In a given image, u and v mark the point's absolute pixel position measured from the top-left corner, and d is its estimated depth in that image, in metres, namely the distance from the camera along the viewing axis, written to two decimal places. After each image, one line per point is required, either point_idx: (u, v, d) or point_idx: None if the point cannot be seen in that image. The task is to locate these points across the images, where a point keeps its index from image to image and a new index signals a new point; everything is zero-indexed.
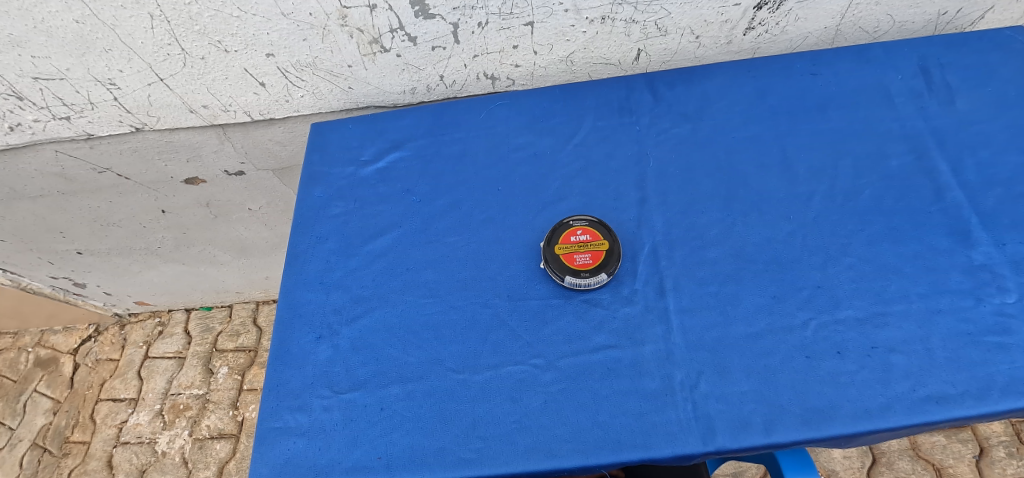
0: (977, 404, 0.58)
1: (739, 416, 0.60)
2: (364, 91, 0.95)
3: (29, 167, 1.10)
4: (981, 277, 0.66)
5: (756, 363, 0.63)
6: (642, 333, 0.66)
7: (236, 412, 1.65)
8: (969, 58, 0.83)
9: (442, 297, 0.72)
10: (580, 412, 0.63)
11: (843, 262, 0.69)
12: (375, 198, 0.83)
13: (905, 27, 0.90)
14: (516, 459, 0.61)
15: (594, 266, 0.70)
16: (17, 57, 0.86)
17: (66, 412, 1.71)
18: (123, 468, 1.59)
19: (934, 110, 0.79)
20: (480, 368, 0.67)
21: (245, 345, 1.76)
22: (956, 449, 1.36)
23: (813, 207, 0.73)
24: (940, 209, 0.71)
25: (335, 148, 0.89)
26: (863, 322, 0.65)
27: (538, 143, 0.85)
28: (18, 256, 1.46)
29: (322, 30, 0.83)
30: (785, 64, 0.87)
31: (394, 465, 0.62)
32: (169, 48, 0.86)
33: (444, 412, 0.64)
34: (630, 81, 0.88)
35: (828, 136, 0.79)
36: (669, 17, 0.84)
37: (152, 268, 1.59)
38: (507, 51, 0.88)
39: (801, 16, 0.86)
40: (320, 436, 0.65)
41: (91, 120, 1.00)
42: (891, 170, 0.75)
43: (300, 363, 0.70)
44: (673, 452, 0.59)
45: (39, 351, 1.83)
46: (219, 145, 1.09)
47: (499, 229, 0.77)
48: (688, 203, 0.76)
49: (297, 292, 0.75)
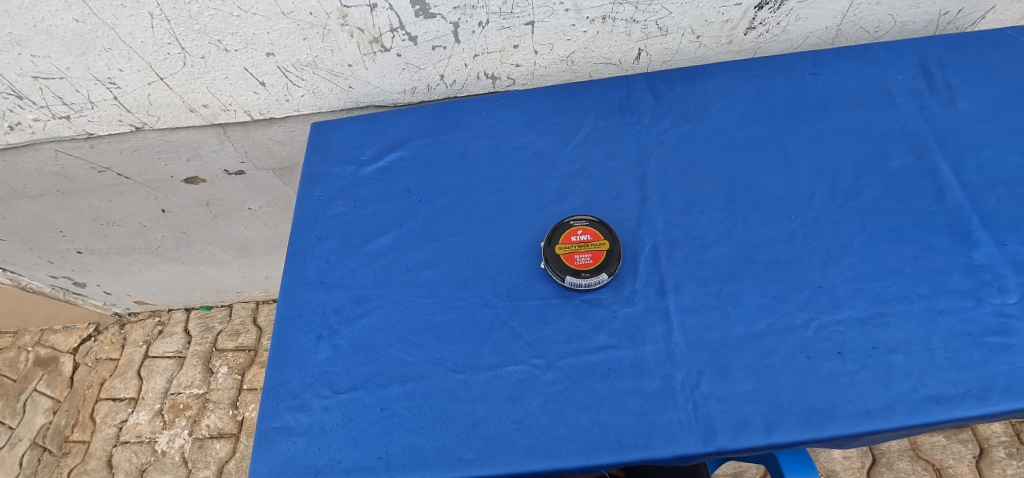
0: (977, 404, 0.58)
1: (739, 417, 0.60)
2: (364, 90, 0.95)
3: (29, 166, 1.10)
4: (982, 277, 0.66)
5: (757, 363, 0.63)
6: (642, 333, 0.66)
7: (236, 411, 1.65)
8: (970, 59, 0.83)
9: (442, 297, 0.72)
10: (580, 412, 0.63)
11: (844, 263, 0.69)
12: (375, 198, 0.82)
13: (906, 27, 0.90)
14: (516, 459, 0.61)
15: (595, 266, 0.70)
16: (17, 56, 0.85)
17: (66, 411, 1.71)
18: (123, 468, 1.59)
19: (935, 110, 0.79)
20: (480, 368, 0.66)
21: (245, 345, 1.76)
22: (956, 450, 1.36)
23: (813, 207, 0.73)
24: (940, 210, 0.71)
25: (335, 148, 0.88)
26: (864, 322, 0.64)
27: (538, 142, 0.84)
28: (17, 255, 1.46)
29: (322, 29, 0.83)
30: (785, 64, 0.87)
31: (394, 465, 0.62)
32: (169, 48, 0.85)
33: (444, 412, 0.64)
34: (630, 81, 0.88)
35: (829, 136, 0.79)
36: (669, 17, 0.84)
37: (151, 267, 1.59)
38: (508, 51, 0.88)
39: (802, 16, 0.86)
40: (320, 436, 0.65)
41: (91, 119, 1.00)
42: (891, 170, 0.75)
43: (299, 363, 0.69)
44: (673, 452, 0.59)
45: (38, 350, 1.83)
46: (220, 144, 1.08)
47: (499, 229, 0.77)
48: (688, 202, 0.76)
49: (297, 292, 0.75)
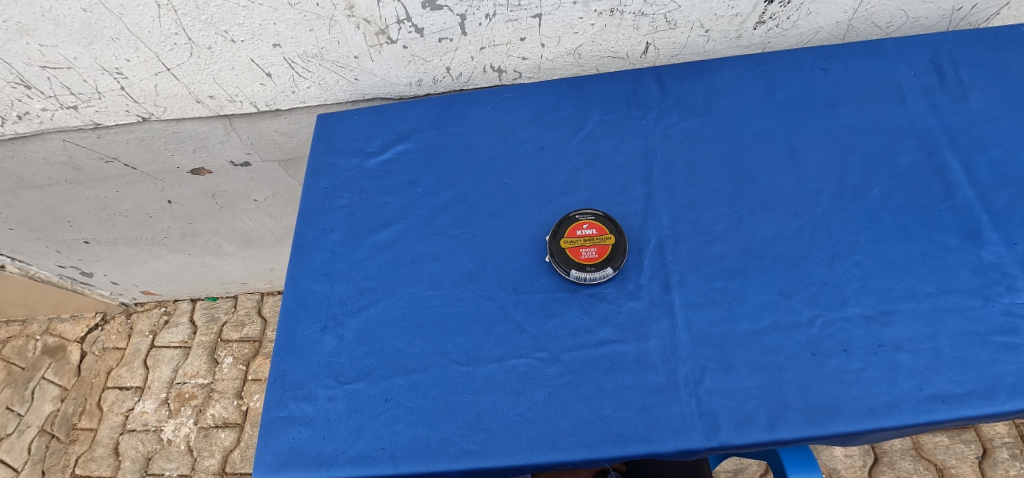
0: (983, 404, 0.58)
1: (743, 412, 0.60)
2: (371, 82, 0.95)
3: (37, 156, 1.11)
4: (991, 276, 0.65)
5: (761, 360, 0.63)
6: (646, 328, 0.66)
7: (241, 401, 1.66)
8: (984, 54, 0.82)
9: (447, 289, 0.72)
10: (584, 405, 0.63)
11: (850, 260, 0.68)
12: (380, 190, 0.82)
13: (919, 23, 0.89)
14: (519, 451, 0.61)
15: (600, 261, 0.69)
16: (25, 45, 0.86)
17: (74, 399, 1.73)
18: (130, 455, 1.61)
19: (947, 107, 0.78)
20: (484, 360, 0.67)
21: (250, 336, 1.77)
22: (959, 450, 1.35)
23: (821, 204, 0.73)
24: (949, 208, 0.70)
25: (341, 139, 0.88)
26: (870, 321, 0.64)
27: (544, 136, 0.84)
28: (26, 244, 1.47)
29: (329, 20, 0.82)
30: (795, 59, 0.86)
31: (397, 455, 0.62)
32: (175, 38, 0.86)
33: (448, 403, 0.65)
34: (638, 75, 0.87)
35: (837, 132, 0.79)
36: (678, 10, 0.83)
37: (158, 258, 1.60)
38: (515, 43, 0.88)
39: (813, 10, 0.85)
40: (325, 425, 0.65)
41: (98, 109, 1.00)
42: (900, 167, 0.75)
43: (304, 354, 0.70)
44: (677, 446, 0.59)
45: (47, 339, 1.85)
46: (226, 136, 1.09)
47: (505, 222, 0.77)
48: (696, 197, 0.75)
49: (302, 283, 0.75)
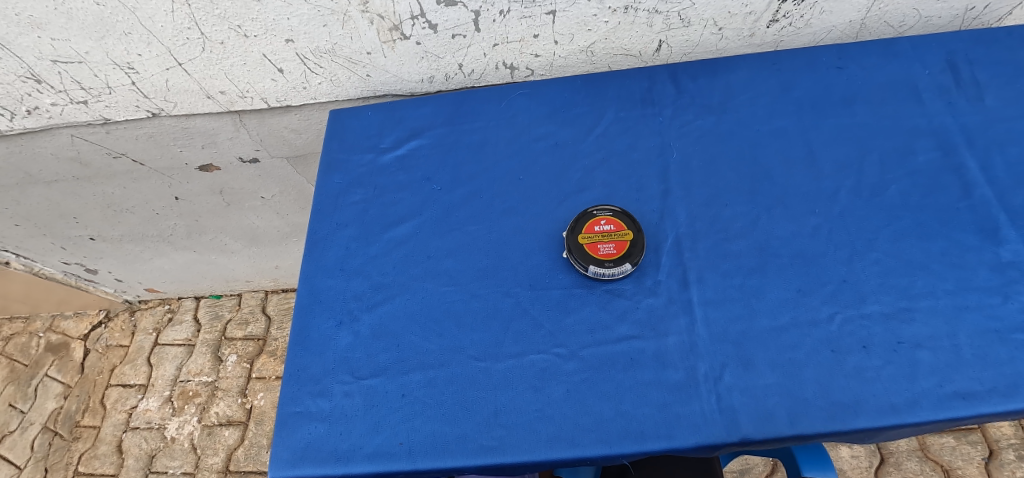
0: (1005, 401, 0.58)
1: (764, 409, 0.60)
2: (383, 79, 0.95)
3: (45, 151, 1.11)
4: (1010, 274, 0.65)
5: (781, 357, 0.63)
6: (665, 325, 0.66)
7: (245, 399, 1.65)
8: (999, 54, 0.82)
9: (462, 285, 0.72)
10: (603, 402, 0.62)
11: (869, 257, 0.68)
12: (395, 186, 0.82)
13: (931, 22, 0.89)
14: (538, 447, 0.61)
15: (618, 256, 0.69)
16: (37, 39, 0.85)
17: (77, 397, 1.73)
18: (134, 453, 1.61)
19: (963, 106, 0.78)
20: (501, 356, 0.66)
21: (254, 334, 1.76)
22: (965, 451, 1.35)
23: (839, 202, 0.73)
24: (967, 206, 0.70)
25: (354, 135, 0.88)
26: (890, 318, 0.64)
27: (559, 133, 0.84)
28: (31, 241, 1.47)
29: (342, 16, 0.82)
30: (809, 57, 0.86)
31: (414, 451, 0.62)
32: (187, 32, 0.85)
33: (465, 399, 0.64)
34: (652, 73, 0.87)
35: (854, 130, 0.79)
36: (692, 8, 0.83)
37: (163, 255, 1.59)
38: (528, 40, 0.88)
39: (827, 9, 0.85)
40: (341, 421, 0.65)
41: (108, 104, 1.00)
42: (917, 165, 0.74)
43: (320, 349, 0.69)
44: (697, 442, 0.59)
45: (50, 336, 1.84)
46: (235, 132, 1.09)
47: (521, 219, 0.76)
48: (713, 194, 0.75)
49: (317, 279, 0.75)
